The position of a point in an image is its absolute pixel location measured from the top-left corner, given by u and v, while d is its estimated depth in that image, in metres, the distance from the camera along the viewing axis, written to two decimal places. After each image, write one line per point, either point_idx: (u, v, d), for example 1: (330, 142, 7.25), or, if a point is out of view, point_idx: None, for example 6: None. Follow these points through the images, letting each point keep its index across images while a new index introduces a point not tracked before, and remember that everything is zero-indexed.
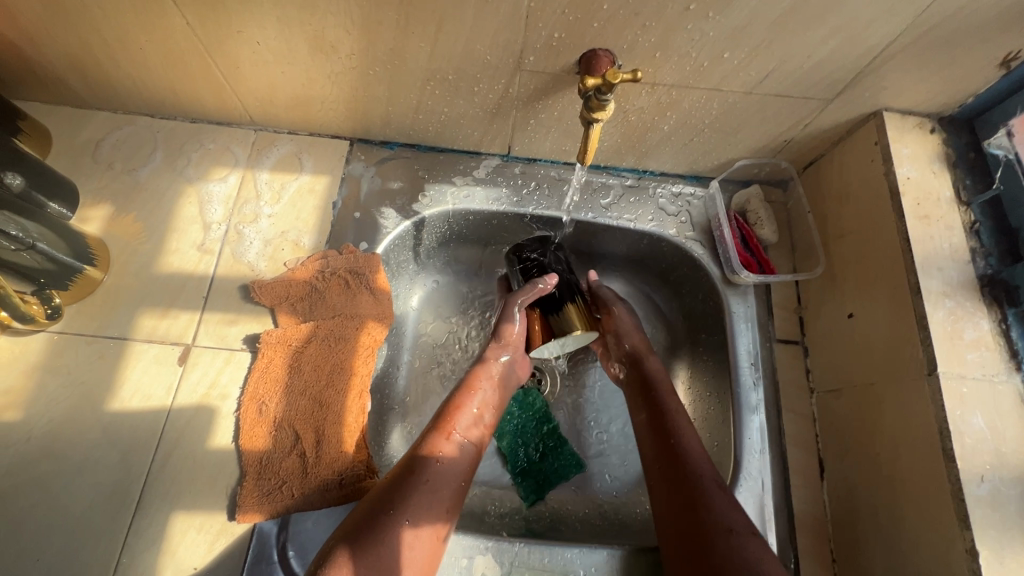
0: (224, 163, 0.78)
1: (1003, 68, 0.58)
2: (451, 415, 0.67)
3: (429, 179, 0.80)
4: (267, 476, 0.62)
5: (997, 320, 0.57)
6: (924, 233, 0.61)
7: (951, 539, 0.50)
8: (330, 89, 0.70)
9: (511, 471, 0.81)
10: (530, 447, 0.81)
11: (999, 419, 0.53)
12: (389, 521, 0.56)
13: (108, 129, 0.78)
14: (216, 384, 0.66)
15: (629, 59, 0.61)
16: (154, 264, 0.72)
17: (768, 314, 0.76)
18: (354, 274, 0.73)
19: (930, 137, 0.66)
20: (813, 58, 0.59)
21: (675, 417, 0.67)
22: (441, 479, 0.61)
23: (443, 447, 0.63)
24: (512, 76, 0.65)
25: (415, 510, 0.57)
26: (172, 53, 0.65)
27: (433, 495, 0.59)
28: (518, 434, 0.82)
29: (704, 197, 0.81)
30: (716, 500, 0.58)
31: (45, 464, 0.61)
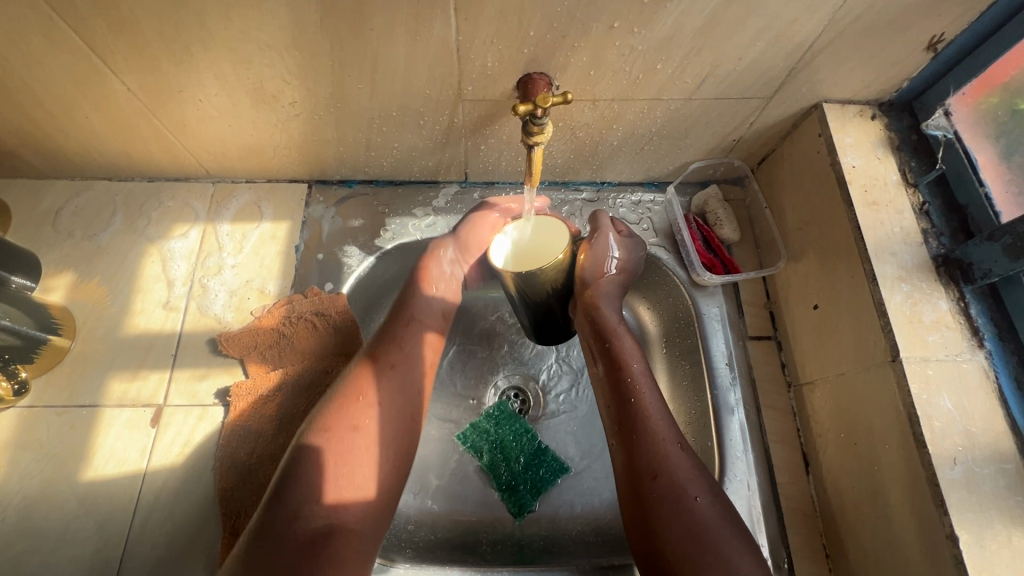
0: (185, 219, 0.78)
1: (931, 51, 0.59)
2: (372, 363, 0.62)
3: (389, 214, 0.81)
4: (247, 530, 0.61)
5: (956, 299, 0.57)
6: (874, 220, 0.61)
7: (931, 525, 0.50)
8: (279, 137, 0.71)
9: (497, 486, 0.80)
10: (515, 461, 0.81)
11: (967, 399, 0.53)
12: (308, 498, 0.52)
13: (66, 197, 0.78)
14: (191, 442, 0.66)
15: (565, 80, 0.62)
16: (121, 327, 0.72)
17: (738, 311, 0.76)
18: (320, 315, 0.73)
19: (871, 124, 0.67)
20: (744, 60, 0.60)
21: (655, 427, 0.59)
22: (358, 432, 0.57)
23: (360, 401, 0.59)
24: (455, 106, 0.66)
25: (331, 475, 0.54)
26: (118, 119, 0.66)
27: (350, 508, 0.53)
28: (500, 448, 0.82)
29: (663, 203, 0.82)
30: (698, 517, 0.52)
31: (23, 541, 0.61)
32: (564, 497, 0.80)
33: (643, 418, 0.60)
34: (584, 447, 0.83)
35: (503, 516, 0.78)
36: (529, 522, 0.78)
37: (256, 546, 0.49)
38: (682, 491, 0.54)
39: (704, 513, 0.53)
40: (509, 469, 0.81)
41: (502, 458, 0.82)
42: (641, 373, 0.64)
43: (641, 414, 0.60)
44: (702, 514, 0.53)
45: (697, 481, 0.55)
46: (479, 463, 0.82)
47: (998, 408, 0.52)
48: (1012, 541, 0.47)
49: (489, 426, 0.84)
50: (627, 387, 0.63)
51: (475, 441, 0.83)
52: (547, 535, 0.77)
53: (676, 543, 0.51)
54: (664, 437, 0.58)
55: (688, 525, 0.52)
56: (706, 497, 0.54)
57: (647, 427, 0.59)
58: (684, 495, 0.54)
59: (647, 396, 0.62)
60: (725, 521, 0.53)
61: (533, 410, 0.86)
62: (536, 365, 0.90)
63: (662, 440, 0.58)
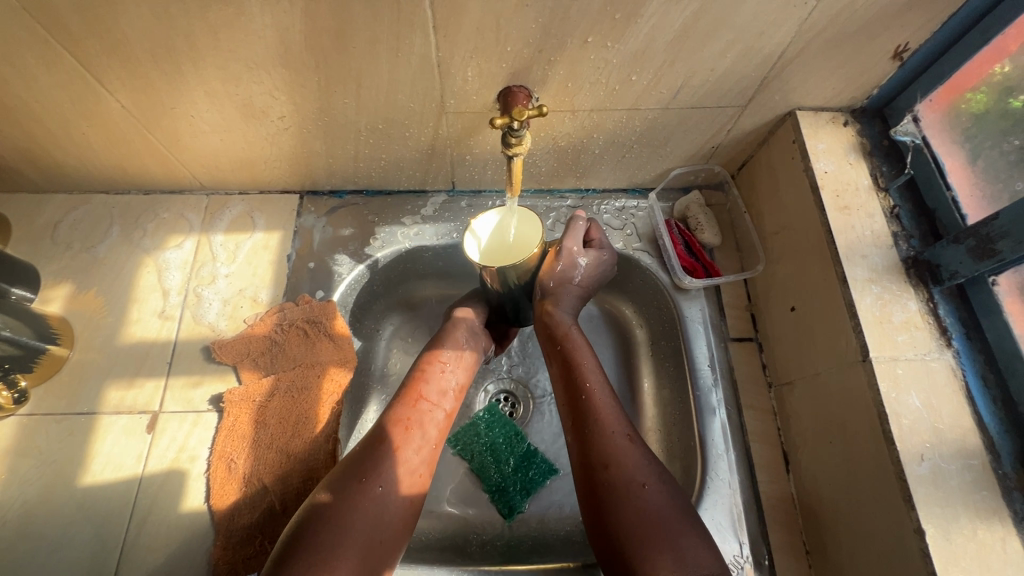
0: (180, 230, 0.80)
1: (897, 60, 0.61)
2: (417, 383, 0.67)
3: (378, 222, 0.83)
4: (240, 532, 0.63)
5: (924, 300, 0.59)
6: (846, 224, 0.63)
7: (900, 520, 0.51)
8: (270, 150, 0.73)
9: (487, 488, 0.82)
10: (504, 462, 0.83)
11: (935, 396, 0.54)
12: (363, 490, 0.56)
13: (65, 210, 0.80)
14: (185, 447, 0.68)
15: (544, 92, 0.64)
16: (118, 336, 0.74)
17: (720, 314, 0.78)
18: (311, 322, 0.74)
19: (844, 130, 0.68)
20: (716, 71, 0.62)
21: (605, 419, 0.61)
22: (409, 443, 0.61)
23: (411, 413, 0.64)
24: (439, 119, 0.68)
25: (387, 476, 0.58)
26: (114, 134, 0.68)
27: (397, 508, 0.57)
28: (489, 450, 0.84)
29: (646, 209, 0.84)
30: (647, 502, 0.55)
31: (22, 546, 0.62)
32: (552, 498, 0.81)
33: (596, 409, 0.62)
34: None
35: (494, 517, 0.80)
36: (518, 523, 0.79)
37: (311, 526, 0.52)
38: (631, 480, 0.56)
39: (653, 499, 0.55)
40: (500, 471, 0.83)
41: (493, 459, 0.83)
42: (592, 369, 0.66)
43: (592, 407, 0.63)
44: (650, 500, 0.55)
45: (646, 470, 0.57)
46: (471, 465, 0.84)
47: (965, 405, 0.54)
48: (977, 534, 0.49)
49: (478, 429, 0.86)
50: (580, 380, 0.65)
51: (465, 444, 0.85)
52: (537, 535, 0.79)
53: (625, 526, 0.53)
54: (613, 428, 0.61)
55: (636, 511, 0.54)
56: (655, 484, 0.56)
57: (599, 419, 0.62)
58: (633, 483, 0.56)
59: (597, 389, 0.65)
60: (674, 508, 0.55)
61: (522, 413, 0.88)
62: (526, 369, 0.91)
63: (613, 435, 0.60)
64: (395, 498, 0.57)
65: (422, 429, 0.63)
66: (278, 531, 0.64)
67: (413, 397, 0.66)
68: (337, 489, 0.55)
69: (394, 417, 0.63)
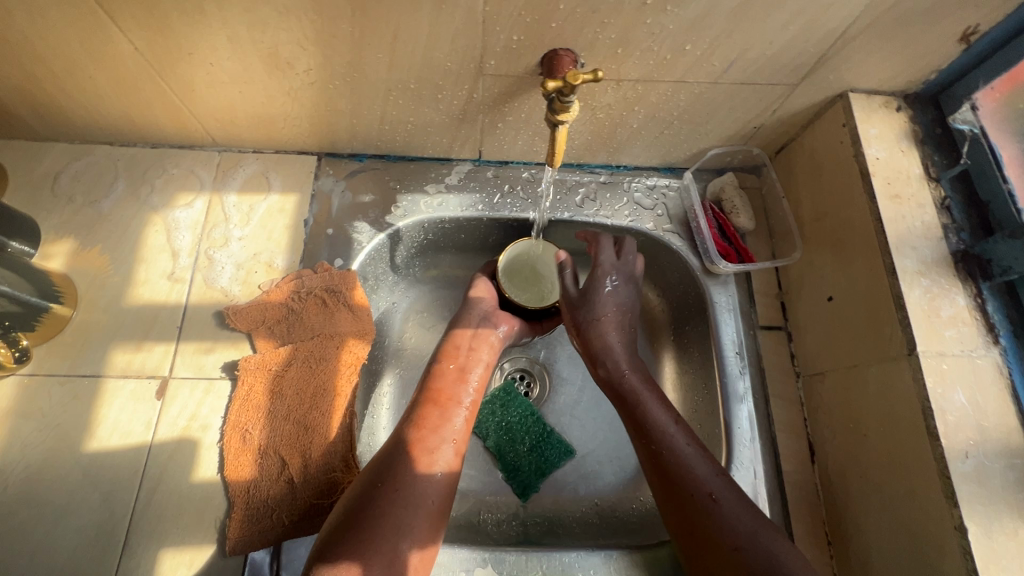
0: (190, 188, 0.76)
1: (964, 43, 0.58)
2: (437, 386, 0.64)
3: (400, 190, 0.79)
4: (256, 505, 0.61)
5: (973, 295, 0.57)
6: (896, 213, 0.61)
7: (939, 516, 0.51)
8: (291, 106, 0.69)
9: (502, 467, 0.81)
10: (520, 442, 0.82)
11: (980, 393, 0.53)
12: (387, 497, 0.53)
13: (66, 161, 0.75)
14: (197, 416, 0.65)
15: (590, 57, 0.60)
16: (124, 296, 0.70)
17: (749, 301, 0.76)
18: (331, 292, 0.71)
19: (896, 115, 0.66)
20: (775, 44, 0.58)
21: (668, 441, 0.61)
22: (433, 445, 0.58)
23: (433, 414, 0.61)
24: (475, 81, 0.64)
25: (411, 481, 0.55)
26: (124, 80, 0.63)
27: (425, 509, 0.54)
28: (504, 430, 0.82)
29: (679, 189, 0.81)
30: (720, 513, 0.55)
31: (25, 511, 0.60)
32: (568, 479, 0.80)
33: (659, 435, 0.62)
34: (589, 430, 0.84)
35: (507, 497, 0.79)
36: (533, 504, 0.78)
37: (335, 534, 0.50)
38: (704, 497, 0.57)
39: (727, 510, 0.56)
40: (515, 451, 0.81)
41: (507, 439, 0.82)
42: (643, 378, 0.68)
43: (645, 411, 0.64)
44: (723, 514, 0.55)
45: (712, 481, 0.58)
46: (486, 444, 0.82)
47: (1010, 403, 0.53)
48: (1018, 534, 0.48)
49: (493, 408, 0.84)
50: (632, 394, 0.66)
51: (480, 423, 0.83)
52: (551, 517, 0.78)
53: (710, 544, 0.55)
54: (678, 444, 0.61)
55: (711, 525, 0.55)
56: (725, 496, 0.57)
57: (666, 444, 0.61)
58: (703, 499, 0.57)
59: (658, 412, 0.64)
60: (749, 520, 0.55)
61: (539, 394, 0.86)
62: (543, 349, 0.89)
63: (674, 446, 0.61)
64: (422, 502, 0.54)
65: (446, 429, 0.61)
66: (295, 505, 0.62)
67: (435, 399, 0.63)
68: (360, 496, 0.53)
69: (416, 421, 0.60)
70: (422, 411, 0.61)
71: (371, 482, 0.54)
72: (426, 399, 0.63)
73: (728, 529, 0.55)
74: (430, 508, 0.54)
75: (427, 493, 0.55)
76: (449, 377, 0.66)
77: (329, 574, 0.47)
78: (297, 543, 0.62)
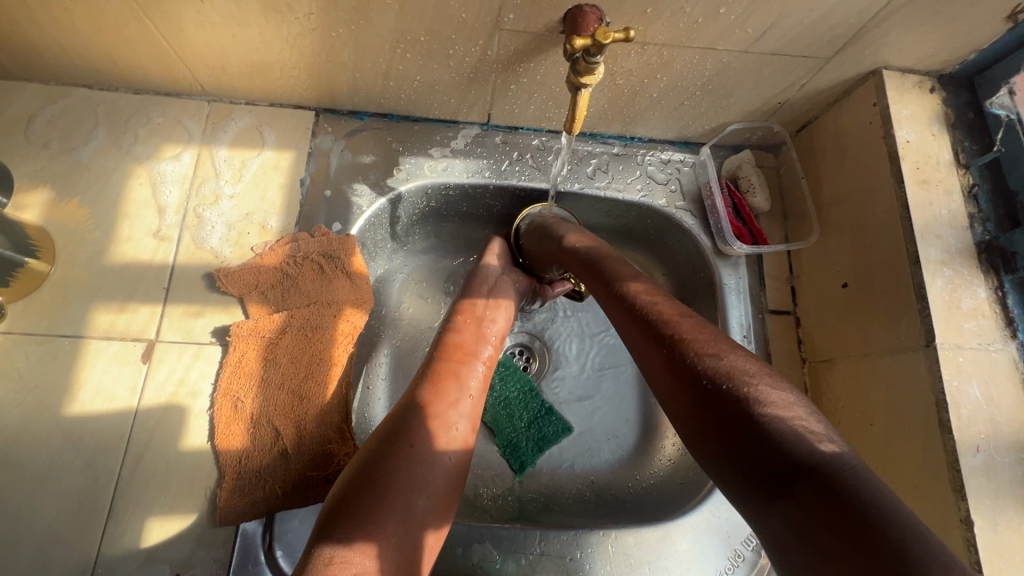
0: (176, 139, 0.71)
1: (1010, 22, 0.55)
2: (452, 342, 0.63)
3: (403, 152, 0.75)
4: (248, 475, 0.59)
5: (994, 288, 0.56)
6: (923, 200, 0.58)
7: (945, 509, 0.50)
8: (288, 54, 0.63)
9: (499, 442, 0.79)
10: (519, 417, 0.80)
11: (995, 388, 0.52)
12: (403, 451, 0.51)
13: (40, 103, 0.69)
14: (185, 382, 0.62)
15: (617, 17, 0.55)
16: (106, 253, 0.66)
17: (759, 284, 0.74)
18: (329, 258, 0.68)
19: (929, 97, 0.63)
20: (815, 13, 0.55)
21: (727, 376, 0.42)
22: (449, 399, 0.57)
23: (448, 370, 0.60)
24: (491, 37, 0.59)
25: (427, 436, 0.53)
26: (103, 15, 0.58)
27: (443, 464, 0.52)
28: (503, 404, 0.81)
29: (694, 164, 0.78)
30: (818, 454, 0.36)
31: (4, 474, 0.57)
32: (564, 456, 0.80)
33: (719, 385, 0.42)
34: (587, 408, 0.82)
35: (503, 473, 0.78)
36: (529, 479, 0.78)
37: (351, 489, 0.48)
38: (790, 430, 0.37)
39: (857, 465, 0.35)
40: (513, 426, 0.80)
41: (505, 414, 0.80)
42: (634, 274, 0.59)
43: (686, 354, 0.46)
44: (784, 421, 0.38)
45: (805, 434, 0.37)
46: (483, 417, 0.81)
47: None
48: None
49: (492, 381, 0.82)
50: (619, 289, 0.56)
51: None
52: (547, 493, 0.77)
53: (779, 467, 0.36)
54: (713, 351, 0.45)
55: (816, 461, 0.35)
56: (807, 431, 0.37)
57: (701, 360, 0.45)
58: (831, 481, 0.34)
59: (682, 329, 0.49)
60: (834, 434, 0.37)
61: (537, 369, 0.85)
62: (543, 323, 0.87)
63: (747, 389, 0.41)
64: (438, 457, 0.53)
65: (464, 385, 0.60)
66: (289, 476, 0.60)
67: (450, 356, 0.62)
68: (375, 451, 0.51)
69: (433, 376, 0.59)
70: (438, 367, 0.60)
71: (386, 437, 0.52)
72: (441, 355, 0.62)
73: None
74: (448, 463, 0.53)
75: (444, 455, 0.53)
76: (462, 339, 0.64)
77: (344, 528, 0.45)
78: (291, 515, 0.59)
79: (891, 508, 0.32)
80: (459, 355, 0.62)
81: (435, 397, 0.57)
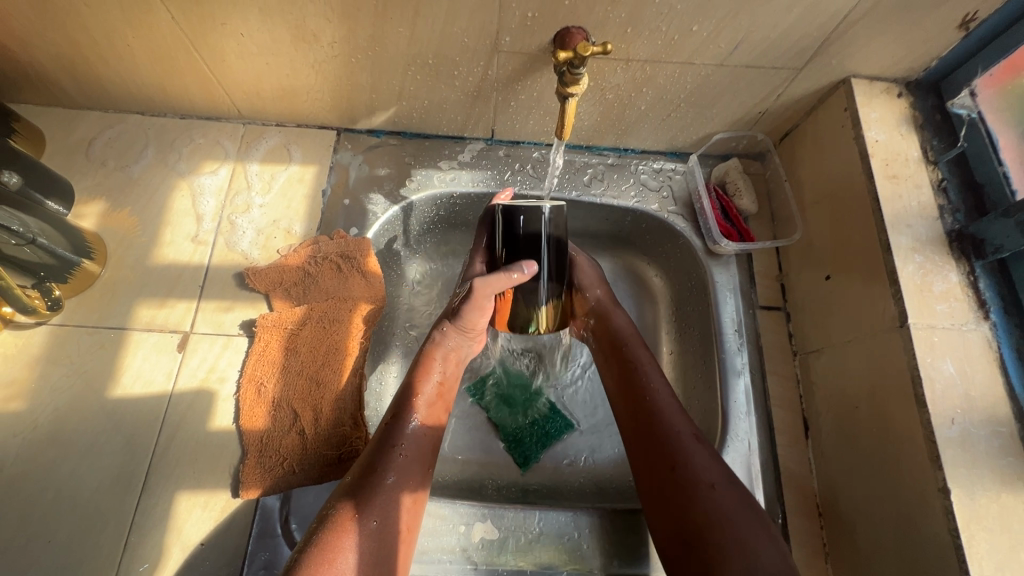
0: (215, 157, 0.80)
1: (962, 30, 0.60)
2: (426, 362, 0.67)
3: (415, 165, 0.82)
4: (268, 453, 0.64)
5: (966, 273, 0.59)
6: (893, 193, 0.62)
7: (925, 480, 0.52)
8: (314, 79, 0.72)
9: (504, 438, 0.82)
10: (523, 414, 0.84)
11: (969, 365, 0.55)
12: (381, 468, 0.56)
13: (100, 128, 0.80)
14: (215, 368, 0.68)
15: (601, 36, 0.62)
16: (150, 256, 0.74)
17: (750, 281, 0.78)
18: (345, 258, 0.74)
19: (897, 102, 0.68)
20: (779, 27, 0.61)
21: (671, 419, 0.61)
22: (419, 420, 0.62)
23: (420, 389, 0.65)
24: (490, 58, 0.67)
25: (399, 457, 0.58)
26: (159, 49, 0.67)
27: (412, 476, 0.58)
28: (508, 403, 0.85)
29: (685, 172, 0.83)
30: (693, 461, 0.57)
31: (53, 449, 0.63)
32: (570, 450, 0.82)
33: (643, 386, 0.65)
34: (591, 405, 0.86)
35: (507, 466, 0.81)
36: (534, 472, 0.80)
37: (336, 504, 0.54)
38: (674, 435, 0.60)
39: (712, 478, 0.56)
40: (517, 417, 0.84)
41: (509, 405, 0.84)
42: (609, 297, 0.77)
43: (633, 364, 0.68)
44: (697, 467, 0.57)
45: (697, 444, 0.59)
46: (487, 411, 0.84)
47: (997, 375, 0.54)
48: (1000, 498, 0.50)
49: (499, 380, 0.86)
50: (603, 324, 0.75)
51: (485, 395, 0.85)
52: (551, 485, 0.79)
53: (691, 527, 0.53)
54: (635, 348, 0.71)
55: (707, 514, 0.53)
56: (704, 450, 0.59)
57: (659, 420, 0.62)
58: (700, 485, 0.55)
59: (659, 389, 0.65)
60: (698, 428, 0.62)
61: (541, 369, 0.88)
62: None
63: (678, 434, 0.60)
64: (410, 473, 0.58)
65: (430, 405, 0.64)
66: (306, 455, 0.65)
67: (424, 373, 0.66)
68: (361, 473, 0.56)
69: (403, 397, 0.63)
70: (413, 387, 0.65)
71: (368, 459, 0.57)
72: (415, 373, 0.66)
73: (761, 565, 0.49)
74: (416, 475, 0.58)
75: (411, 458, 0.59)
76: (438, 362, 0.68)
77: (327, 538, 0.51)
78: (307, 492, 0.64)
79: (729, 520, 0.52)
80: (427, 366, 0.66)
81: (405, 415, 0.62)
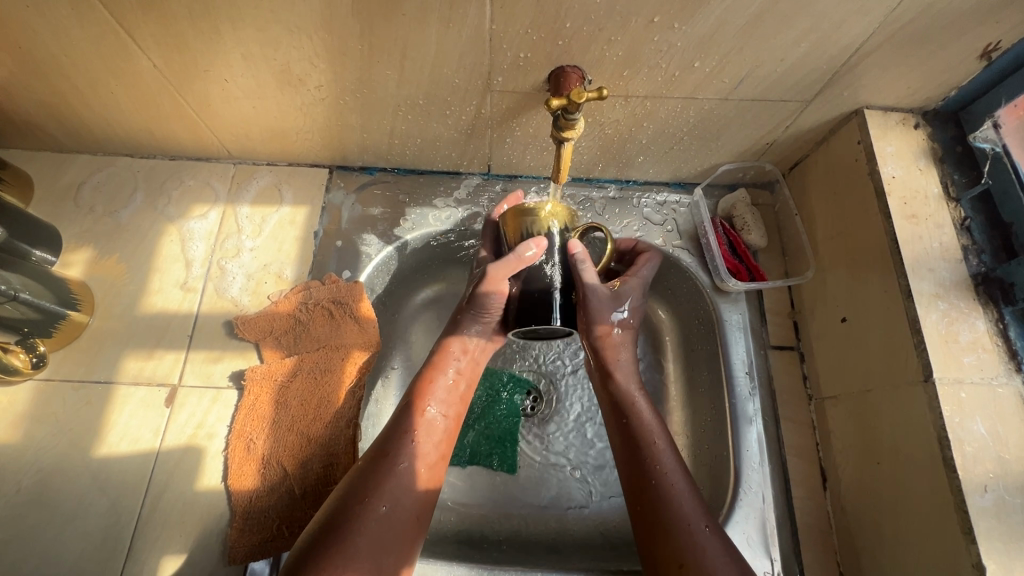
0: (204, 200, 0.78)
1: (984, 60, 0.56)
2: (425, 388, 0.63)
3: (410, 203, 0.80)
4: (256, 515, 0.61)
5: (994, 320, 0.55)
6: (913, 234, 0.59)
7: (956, 552, 0.48)
8: (303, 121, 0.70)
9: (468, 459, 0.80)
10: (501, 444, 0.81)
11: (1001, 424, 0.51)
12: (363, 509, 0.51)
13: (89, 172, 0.78)
14: (203, 424, 0.66)
15: (597, 75, 0.60)
16: (138, 305, 0.72)
17: (761, 319, 0.74)
18: (338, 303, 0.72)
19: (914, 133, 0.64)
20: (786, 62, 0.57)
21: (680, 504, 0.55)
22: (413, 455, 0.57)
23: (416, 422, 0.60)
24: (483, 97, 0.64)
25: (390, 495, 0.53)
26: (143, 95, 0.65)
27: (404, 512, 0.53)
28: (491, 430, 0.81)
29: (689, 205, 0.80)
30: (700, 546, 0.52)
31: (36, 512, 0.61)
32: (572, 496, 0.77)
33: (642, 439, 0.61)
34: (594, 448, 0.80)
35: (494, 487, 0.78)
36: (537, 524, 0.75)
37: (319, 540, 0.49)
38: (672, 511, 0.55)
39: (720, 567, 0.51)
40: (519, 454, 0.80)
41: (511, 440, 0.81)
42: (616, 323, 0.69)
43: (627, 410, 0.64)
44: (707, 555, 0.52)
45: (703, 522, 0.54)
46: (488, 425, 0.82)
47: None
48: None
49: (491, 400, 0.83)
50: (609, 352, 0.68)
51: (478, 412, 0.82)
52: (555, 536, 0.74)
53: None
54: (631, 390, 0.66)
55: None
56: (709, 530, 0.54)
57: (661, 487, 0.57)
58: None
59: (665, 457, 0.59)
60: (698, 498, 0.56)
61: (544, 409, 0.83)
62: (549, 362, 0.86)
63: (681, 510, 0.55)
64: (400, 512, 0.53)
65: (424, 439, 0.59)
66: (295, 515, 0.62)
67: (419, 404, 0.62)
68: (338, 510, 0.51)
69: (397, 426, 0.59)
70: (405, 418, 0.60)
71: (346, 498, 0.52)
72: (408, 408, 0.61)
73: None
74: (410, 517, 0.54)
75: (401, 513, 0.53)
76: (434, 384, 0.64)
77: None
78: None
79: None
80: (409, 423, 0.60)
81: (397, 444, 0.58)
